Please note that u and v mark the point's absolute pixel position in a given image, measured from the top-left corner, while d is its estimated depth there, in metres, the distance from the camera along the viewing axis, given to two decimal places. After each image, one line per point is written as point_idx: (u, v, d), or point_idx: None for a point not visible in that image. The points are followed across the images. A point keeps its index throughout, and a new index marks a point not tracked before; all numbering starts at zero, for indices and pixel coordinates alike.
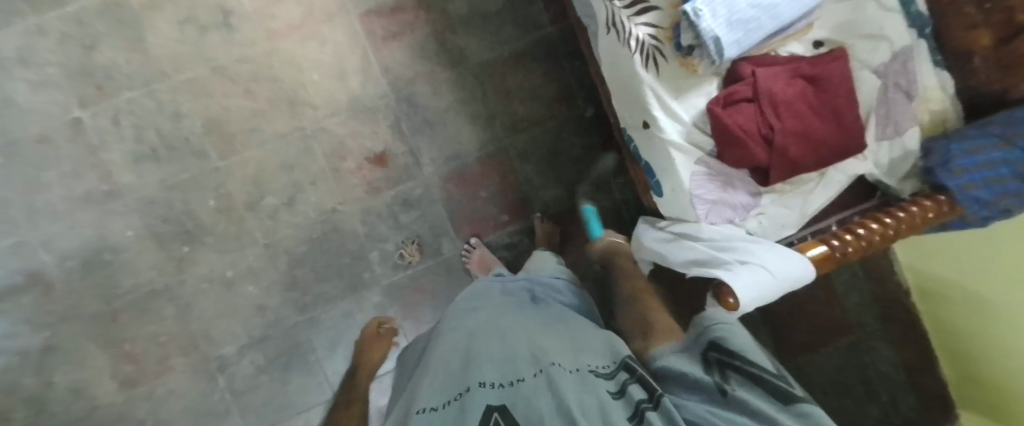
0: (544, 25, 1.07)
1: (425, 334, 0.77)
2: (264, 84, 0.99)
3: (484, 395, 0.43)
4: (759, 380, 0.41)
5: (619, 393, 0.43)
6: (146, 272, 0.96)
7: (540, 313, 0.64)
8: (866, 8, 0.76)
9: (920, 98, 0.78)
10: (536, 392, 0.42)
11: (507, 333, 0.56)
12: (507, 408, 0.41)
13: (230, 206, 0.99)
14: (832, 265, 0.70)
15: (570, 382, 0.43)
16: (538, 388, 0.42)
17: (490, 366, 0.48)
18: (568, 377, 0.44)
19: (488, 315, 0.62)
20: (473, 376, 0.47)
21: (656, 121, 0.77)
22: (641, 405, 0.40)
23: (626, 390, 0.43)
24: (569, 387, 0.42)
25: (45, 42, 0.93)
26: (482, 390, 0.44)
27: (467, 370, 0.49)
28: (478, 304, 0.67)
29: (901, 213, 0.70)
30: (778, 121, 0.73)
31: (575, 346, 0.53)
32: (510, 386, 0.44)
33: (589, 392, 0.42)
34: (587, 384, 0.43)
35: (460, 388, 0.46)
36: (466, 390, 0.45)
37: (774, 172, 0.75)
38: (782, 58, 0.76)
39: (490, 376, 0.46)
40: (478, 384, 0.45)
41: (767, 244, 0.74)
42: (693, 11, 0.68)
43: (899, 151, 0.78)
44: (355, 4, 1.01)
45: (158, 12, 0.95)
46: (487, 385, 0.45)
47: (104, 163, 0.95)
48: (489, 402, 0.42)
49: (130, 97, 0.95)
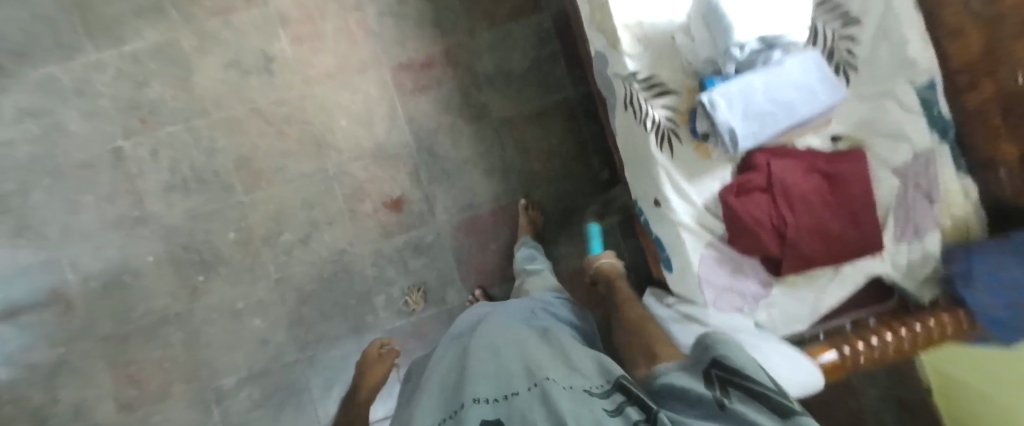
0: (566, 87, 1.08)
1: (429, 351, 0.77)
2: (296, 126, 1.04)
3: (478, 411, 0.44)
4: (760, 397, 0.41)
5: (614, 411, 0.42)
6: (162, 297, 1.00)
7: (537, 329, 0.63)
8: (887, 106, 0.75)
9: (942, 202, 0.75)
10: (528, 409, 0.42)
11: (504, 347, 0.56)
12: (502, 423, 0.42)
13: (248, 239, 1.02)
14: (840, 373, 0.71)
15: (563, 396, 0.42)
16: (531, 404, 0.43)
17: (485, 380, 0.49)
18: (561, 392, 0.44)
19: (487, 329, 0.62)
20: (468, 390, 0.48)
21: (668, 202, 0.78)
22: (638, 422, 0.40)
23: (622, 410, 0.42)
24: (561, 403, 0.41)
25: (100, 76, 1.00)
26: (477, 405, 0.45)
27: (462, 384, 0.50)
28: (482, 321, 0.67)
29: (917, 325, 0.70)
30: (791, 215, 0.73)
31: (570, 360, 0.52)
32: (505, 400, 0.45)
33: (581, 408, 0.41)
34: (580, 401, 0.42)
35: (456, 405, 0.47)
36: (461, 406, 0.46)
37: (785, 265, 0.74)
38: (800, 150, 0.75)
39: (485, 390, 0.47)
40: (474, 399, 0.46)
41: (776, 342, 0.72)
42: (709, 104, 0.69)
43: (918, 253, 0.76)
44: (388, 58, 1.06)
45: (205, 54, 1.02)
46: (482, 401, 0.46)
47: (137, 190, 1.00)
48: (484, 417, 0.43)
49: (170, 131, 1.01)
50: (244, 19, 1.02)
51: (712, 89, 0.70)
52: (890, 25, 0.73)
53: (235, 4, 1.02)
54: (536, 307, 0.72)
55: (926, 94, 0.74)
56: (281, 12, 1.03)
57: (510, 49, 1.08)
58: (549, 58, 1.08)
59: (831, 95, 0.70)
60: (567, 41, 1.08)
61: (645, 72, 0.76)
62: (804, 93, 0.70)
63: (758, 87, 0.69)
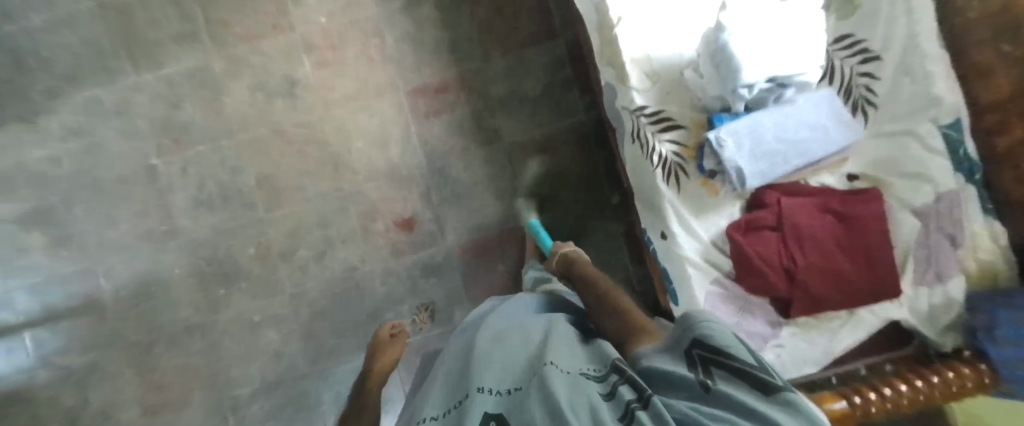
0: (578, 112, 1.09)
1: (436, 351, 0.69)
2: (315, 147, 1.08)
3: (482, 402, 0.36)
4: (751, 378, 0.30)
5: (608, 395, 0.34)
6: (185, 308, 1.05)
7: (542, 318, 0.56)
8: (908, 146, 0.72)
9: (967, 245, 0.71)
10: (529, 396, 0.34)
11: (505, 336, 0.48)
12: (507, 416, 0.34)
13: (267, 255, 1.06)
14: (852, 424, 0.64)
15: (566, 380, 0.35)
16: (531, 391, 0.34)
17: (490, 370, 0.41)
18: (566, 378, 0.35)
19: (489, 323, 0.55)
20: (470, 382, 0.40)
21: (674, 235, 0.75)
22: (630, 404, 0.31)
23: (615, 391, 0.34)
24: (566, 387, 0.33)
25: (138, 97, 1.06)
26: (481, 396, 0.36)
27: (466, 374, 0.41)
28: (490, 317, 0.60)
29: (935, 377, 0.66)
30: (801, 256, 0.70)
31: (580, 350, 0.44)
32: (509, 393, 0.37)
33: (588, 392, 0.33)
34: (586, 386, 0.34)
35: (458, 396, 0.39)
36: (464, 397, 0.38)
37: (795, 307, 0.72)
38: (813, 188, 0.73)
39: (490, 381, 0.39)
40: (477, 389, 0.37)
41: None
42: (717, 142, 0.68)
43: (941, 298, 0.71)
44: (405, 82, 1.09)
45: (234, 78, 1.07)
46: (487, 391, 0.37)
47: (168, 206, 1.06)
48: (488, 410, 0.35)
49: (199, 150, 1.06)
50: (272, 46, 1.07)
51: (720, 126, 0.69)
52: (913, 63, 0.70)
53: (264, 31, 1.07)
54: (547, 305, 0.65)
55: (951, 134, 0.70)
56: (305, 38, 1.07)
57: (524, 74, 1.09)
58: (563, 83, 1.09)
59: (843, 135, 0.69)
60: (580, 67, 1.09)
61: (653, 107, 0.76)
62: (814, 132, 0.69)
63: (767, 125, 0.68)
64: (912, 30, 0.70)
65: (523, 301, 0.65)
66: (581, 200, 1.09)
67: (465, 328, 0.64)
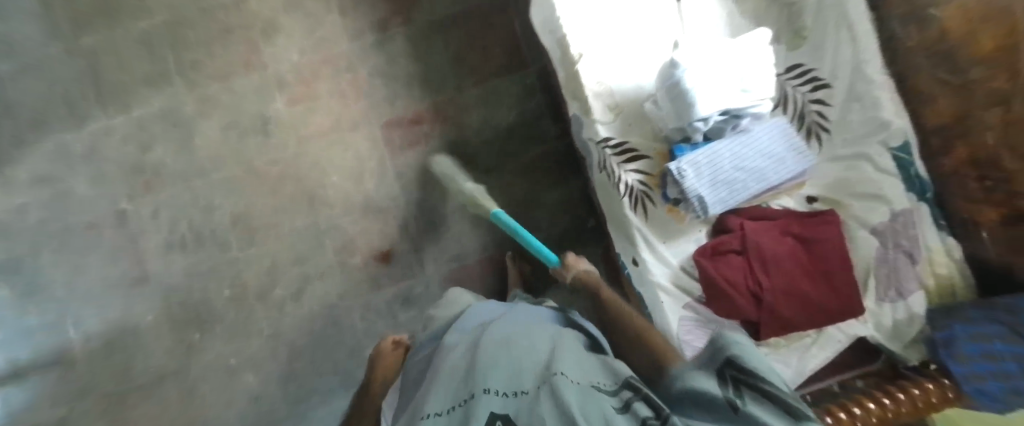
0: (552, 139, 1.11)
1: (440, 321, 0.71)
2: (289, 183, 1.08)
3: (488, 404, 0.40)
4: (777, 402, 0.36)
5: (621, 409, 0.38)
6: (160, 354, 1.04)
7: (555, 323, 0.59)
8: (861, 168, 0.75)
9: (924, 260, 0.74)
10: (536, 405, 0.38)
11: (516, 335, 0.51)
12: (510, 419, 0.39)
13: (243, 295, 1.06)
14: None
15: (573, 393, 0.39)
16: (538, 400, 0.39)
17: (497, 369, 0.45)
18: (572, 389, 0.39)
19: (502, 321, 0.58)
20: (479, 380, 0.44)
21: (644, 262, 0.77)
22: (651, 418, 0.36)
23: (630, 406, 0.39)
24: (572, 401, 0.37)
25: (108, 141, 1.05)
26: (487, 397, 0.41)
27: (473, 372, 0.46)
28: (500, 316, 0.62)
29: (901, 393, 0.65)
30: (766, 278, 0.72)
31: (588, 361, 0.48)
32: (514, 396, 0.41)
33: (591, 406, 0.37)
34: (591, 399, 0.38)
35: (465, 394, 0.43)
36: (471, 396, 0.42)
37: (764, 329, 0.72)
38: (774, 211, 0.76)
39: (497, 382, 0.43)
40: (484, 390, 0.42)
41: None
42: (678, 172, 0.70)
43: (903, 312, 0.73)
44: (379, 115, 1.09)
45: (206, 118, 1.07)
46: (494, 392, 0.42)
47: (140, 250, 1.05)
48: (493, 410, 0.40)
49: (171, 192, 1.06)
50: (244, 85, 1.07)
51: (681, 157, 0.71)
52: (860, 90, 0.74)
53: (235, 71, 1.07)
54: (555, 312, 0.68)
55: (900, 157, 0.73)
56: (277, 76, 1.08)
57: (497, 104, 1.11)
58: (535, 111, 1.11)
59: (798, 161, 0.72)
60: (551, 96, 1.11)
61: (617, 138, 0.78)
62: (771, 160, 0.72)
63: (725, 156, 0.70)
64: (858, 60, 0.74)
65: (532, 305, 0.69)
66: (562, 220, 1.11)
67: (471, 314, 0.67)
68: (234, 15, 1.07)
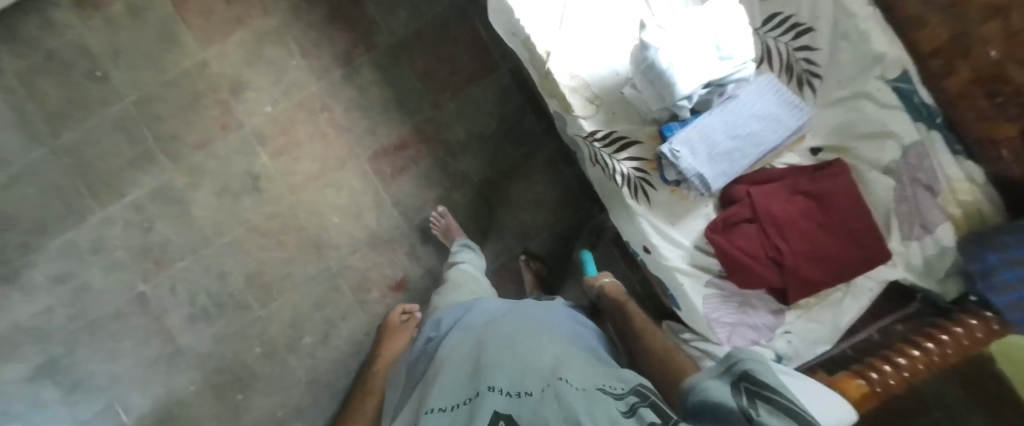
0: (540, 135, 1.10)
1: (447, 317, 0.68)
2: (292, 234, 1.08)
3: (492, 402, 0.40)
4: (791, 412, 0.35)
5: (628, 412, 0.38)
6: (208, 421, 1.07)
7: (558, 328, 0.59)
8: (862, 108, 0.72)
9: (944, 190, 0.70)
10: (542, 411, 0.37)
11: (518, 339, 0.52)
12: (514, 417, 0.38)
13: (274, 350, 1.08)
14: (876, 403, 0.61)
15: (577, 398, 0.38)
16: (543, 403, 0.38)
17: (503, 369, 0.45)
18: (575, 395, 0.39)
19: (505, 321, 0.58)
20: (484, 379, 0.44)
21: (656, 248, 0.75)
22: None
23: (636, 411, 0.38)
24: (576, 405, 0.37)
25: (111, 230, 1.06)
26: (492, 395, 0.41)
27: (478, 372, 0.46)
28: (507, 315, 0.61)
29: (945, 336, 0.62)
30: (785, 243, 0.69)
31: (592, 366, 0.48)
32: (518, 397, 0.41)
33: (596, 411, 0.37)
34: (594, 403, 0.38)
35: (470, 392, 0.43)
36: (476, 394, 0.42)
37: (792, 294, 0.70)
38: (780, 171, 0.72)
39: (502, 381, 0.43)
40: (488, 388, 0.42)
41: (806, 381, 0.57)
42: (671, 153, 0.68)
43: (932, 249, 0.70)
44: (363, 149, 1.08)
45: (197, 187, 1.07)
46: (498, 390, 0.41)
47: (167, 327, 1.07)
48: (497, 408, 0.39)
49: (182, 266, 1.07)
50: (225, 147, 1.07)
51: (672, 137, 0.68)
52: (845, 26, 0.70)
53: (214, 135, 1.07)
54: (557, 311, 0.68)
55: (902, 87, 0.70)
56: (255, 130, 1.07)
57: (477, 111, 1.09)
58: (517, 111, 1.10)
59: (795, 117, 0.69)
60: (529, 93, 1.10)
61: (604, 130, 0.75)
62: (766, 122, 0.68)
63: (717, 127, 0.68)
64: None
65: (532, 303, 0.69)
66: (568, 214, 1.10)
67: (478, 311, 0.66)
68: (200, 80, 1.06)
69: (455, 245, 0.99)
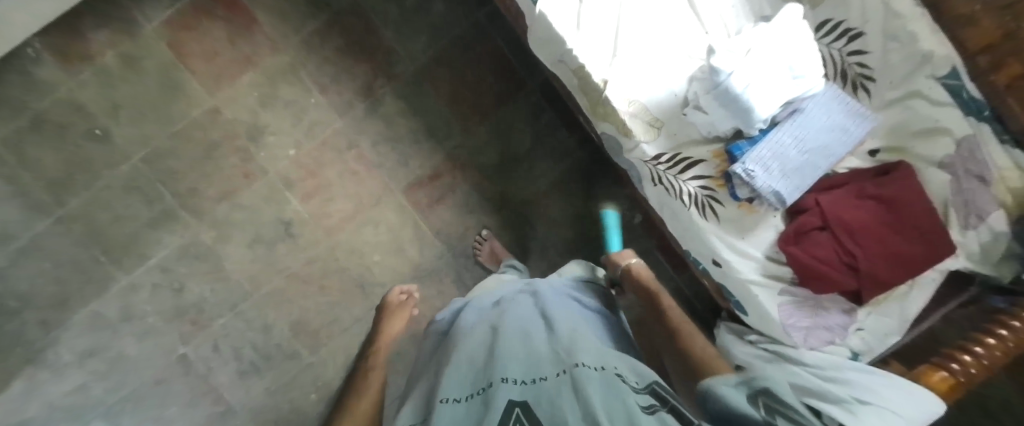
0: (574, 150, 1.10)
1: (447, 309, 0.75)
2: (335, 276, 1.05)
3: (506, 390, 0.42)
4: None
5: (650, 409, 0.39)
6: None
7: (574, 312, 0.61)
8: (916, 107, 0.74)
9: (996, 179, 0.72)
10: (560, 395, 0.40)
11: (530, 328, 0.54)
12: (530, 404, 0.40)
13: (330, 394, 1.05)
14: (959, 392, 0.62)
15: (596, 385, 0.39)
16: (560, 391, 0.40)
17: (513, 362, 0.46)
18: (592, 379, 0.40)
19: (515, 308, 0.60)
20: (496, 370, 0.45)
21: (729, 261, 0.76)
22: None
23: (657, 411, 0.38)
24: (595, 391, 0.38)
25: (137, 296, 0.99)
26: (506, 385, 0.43)
27: (490, 362, 0.48)
28: (512, 301, 0.63)
29: (1016, 321, 0.63)
30: (858, 248, 0.72)
31: (599, 348, 0.49)
32: (532, 383, 0.43)
33: (615, 401, 0.38)
34: (614, 390, 0.39)
35: (484, 381, 0.45)
36: (490, 384, 0.44)
37: (866, 295, 0.73)
38: (845, 177, 0.75)
39: (516, 372, 0.45)
40: (501, 379, 0.43)
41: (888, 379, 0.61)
42: (745, 173, 0.69)
43: (987, 235, 0.73)
44: (398, 183, 1.05)
45: (227, 240, 1.02)
46: (511, 381, 0.43)
47: (214, 387, 1.02)
48: (512, 397, 0.41)
49: (222, 323, 1.02)
50: (252, 195, 1.02)
51: (743, 156, 0.69)
52: (893, 28, 0.72)
53: (238, 183, 1.01)
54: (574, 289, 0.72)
55: (951, 84, 0.70)
56: (281, 176, 1.02)
57: (509, 132, 1.08)
58: (550, 127, 1.09)
59: (861, 125, 0.70)
60: (559, 107, 1.09)
61: (668, 153, 0.75)
62: (834, 133, 0.70)
63: (788, 143, 0.69)
64: None
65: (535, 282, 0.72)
66: None
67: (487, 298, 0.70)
68: (214, 129, 1.00)
69: (503, 266, 0.98)
